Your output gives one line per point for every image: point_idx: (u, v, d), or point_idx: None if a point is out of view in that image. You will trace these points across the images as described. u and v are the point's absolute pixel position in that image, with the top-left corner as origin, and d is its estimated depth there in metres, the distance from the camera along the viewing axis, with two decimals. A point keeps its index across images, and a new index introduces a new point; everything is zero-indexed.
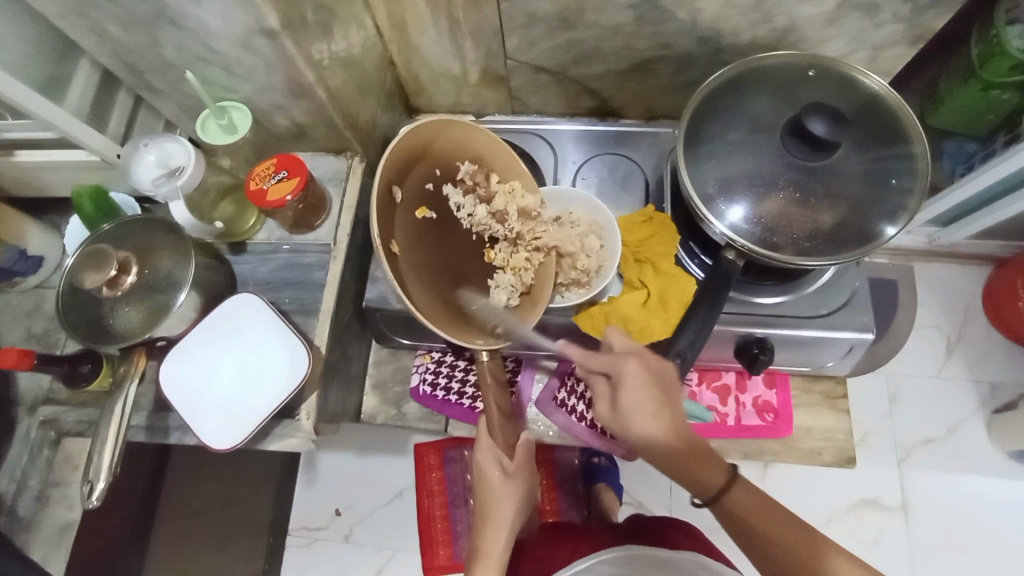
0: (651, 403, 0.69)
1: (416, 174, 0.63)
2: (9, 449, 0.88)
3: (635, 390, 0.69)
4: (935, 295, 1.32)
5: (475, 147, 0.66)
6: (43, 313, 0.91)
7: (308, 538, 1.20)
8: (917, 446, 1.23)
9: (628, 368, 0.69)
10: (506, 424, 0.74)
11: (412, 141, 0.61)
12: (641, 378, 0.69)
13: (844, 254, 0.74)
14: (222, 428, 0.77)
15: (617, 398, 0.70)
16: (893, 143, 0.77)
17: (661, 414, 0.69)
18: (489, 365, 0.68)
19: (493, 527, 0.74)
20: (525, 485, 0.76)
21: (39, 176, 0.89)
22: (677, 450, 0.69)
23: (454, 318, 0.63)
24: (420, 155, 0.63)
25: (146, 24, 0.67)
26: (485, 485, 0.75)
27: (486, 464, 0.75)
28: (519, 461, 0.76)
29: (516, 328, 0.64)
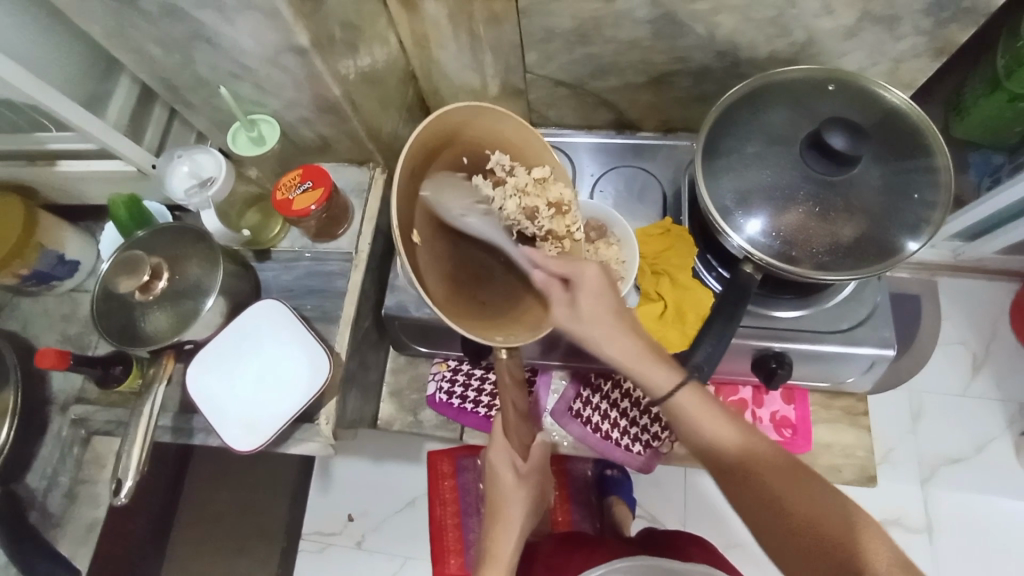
0: (612, 310, 0.65)
1: (440, 162, 0.62)
2: (41, 448, 0.91)
3: (592, 293, 0.64)
4: (959, 310, 1.29)
5: (506, 137, 0.65)
6: (78, 317, 0.95)
7: (321, 542, 1.22)
8: (943, 465, 1.20)
9: (587, 273, 0.63)
10: (521, 427, 0.74)
11: (440, 128, 0.61)
12: (598, 281, 0.64)
13: (863, 268, 0.74)
14: (243, 431, 0.79)
15: (579, 306, 0.64)
16: (914, 157, 0.77)
17: (616, 319, 0.66)
18: (507, 363, 0.64)
19: (504, 527, 0.75)
20: (536, 486, 0.76)
21: (78, 185, 0.93)
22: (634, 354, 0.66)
23: (473, 312, 0.62)
24: (444, 143, 0.62)
25: (183, 42, 0.71)
26: (497, 487, 0.75)
27: (501, 465, 0.75)
28: (531, 463, 0.76)
29: (540, 324, 0.63)
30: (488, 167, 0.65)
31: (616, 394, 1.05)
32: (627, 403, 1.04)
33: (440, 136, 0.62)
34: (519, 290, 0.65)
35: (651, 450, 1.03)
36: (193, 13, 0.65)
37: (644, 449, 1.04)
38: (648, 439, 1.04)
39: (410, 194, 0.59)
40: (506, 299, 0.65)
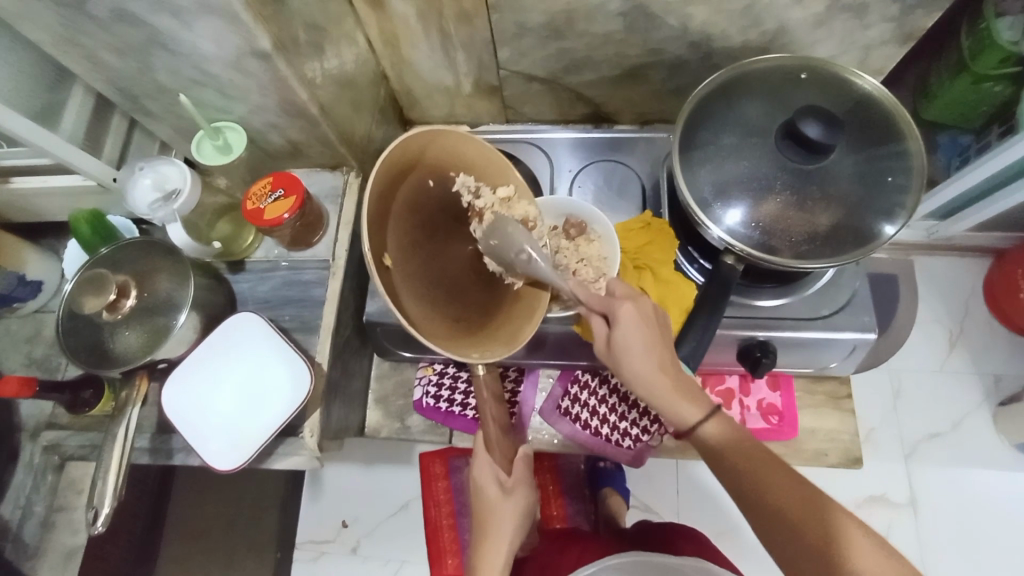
0: (648, 345, 0.70)
1: (407, 185, 0.61)
2: (13, 476, 0.88)
3: (629, 327, 0.70)
4: (935, 289, 1.32)
5: (470, 156, 0.65)
6: (44, 339, 0.91)
7: (316, 551, 1.19)
8: (924, 442, 1.23)
9: (625, 309, 0.69)
10: (502, 440, 0.75)
11: (404, 152, 0.60)
12: (638, 318, 0.70)
13: (842, 255, 0.74)
14: (224, 449, 0.76)
15: (614, 338, 0.71)
16: (887, 143, 0.77)
17: (656, 354, 0.70)
18: (485, 379, 0.71)
19: (492, 543, 0.72)
20: (524, 500, 0.75)
21: (36, 201, 0.89)
22: (663, 385, 0.70)
23: (450, 332, 0.61)
24: (410, 166, 0.61)
25: (140, 50, 0.68)
26: (482, 500, 0.74)
27: (485, 479, 0.74)
28: (516, 476, 0.75)
29: (515, 338, 0.63)
30: (454, 186, 0.65)
31: (604, 390, 1.04)
32: (616, 398, 1.04)
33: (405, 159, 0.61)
34: (491, 307, 0.65)
35: (641, 444, 1.03)
36: (148, 19, 0.62)
37: (634, 443, 1.04)
38: (637, 433, 1.04)
39: (379, 217, 0.58)
40: (481, 316, 0.64)
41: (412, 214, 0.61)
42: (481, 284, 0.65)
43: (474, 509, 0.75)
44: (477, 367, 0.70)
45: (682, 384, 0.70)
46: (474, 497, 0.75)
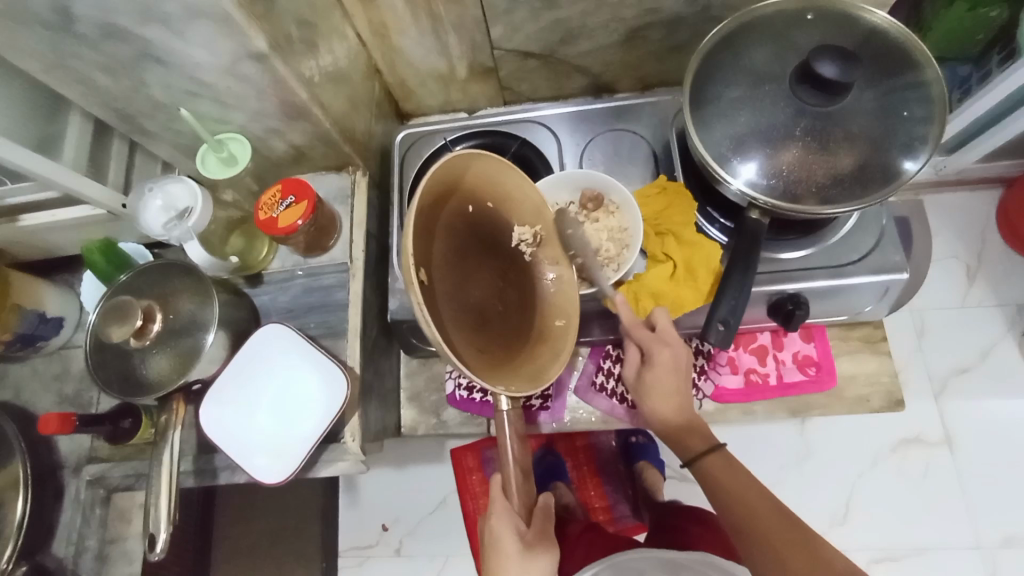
0: (670, 390, 0.77)
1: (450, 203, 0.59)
2: (59, 516, 0.87)
3: (658, 377, 0.76)
4: (947, 225, 1.31)
5: (510, 186, 0.63)
6: (73, 374, 0.90)
7: (357, 558, 1.23)
8: (954, 379, 1.22)
9: (661, 356, 0.75)
10: (522, 485, 0.66)
11: (453, 167, 0.58)
12: (668, 368, 0.76)
13: (869, 195, 0.73)
14: (269, 462, 0.76)
15: (643, 374, 0.78)
16: (903, 75, 0.75)
17: (673, 402, 0.78)
18: (509, 416, 0.62)
19: None
20: (545, 562, 0.67)
21: (44, 238, 0.87)
22: (677, 424, 0.79)
23: (477, 360, 0.57)
24: (454, 186, 0.59)
25: (133, 66, 0.66)
26: (497, 553, 0.68)
27: (505, 530, 0.67)
28: (536, 528, 0.68)
29: (538, 376, 0.60)
30: (493, 221, 0.63)
31: None
32: None
33: (452, 179, 0.59)
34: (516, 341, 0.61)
35: None
36: (141, 32, 0.61)
37: None
38: None
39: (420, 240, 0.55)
40: (506, 350, 0.60)
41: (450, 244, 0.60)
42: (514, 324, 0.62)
43: (490, 559, 0.68)
44: (499, 398, 0.62)
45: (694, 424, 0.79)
46: (490, 547, 0.69)
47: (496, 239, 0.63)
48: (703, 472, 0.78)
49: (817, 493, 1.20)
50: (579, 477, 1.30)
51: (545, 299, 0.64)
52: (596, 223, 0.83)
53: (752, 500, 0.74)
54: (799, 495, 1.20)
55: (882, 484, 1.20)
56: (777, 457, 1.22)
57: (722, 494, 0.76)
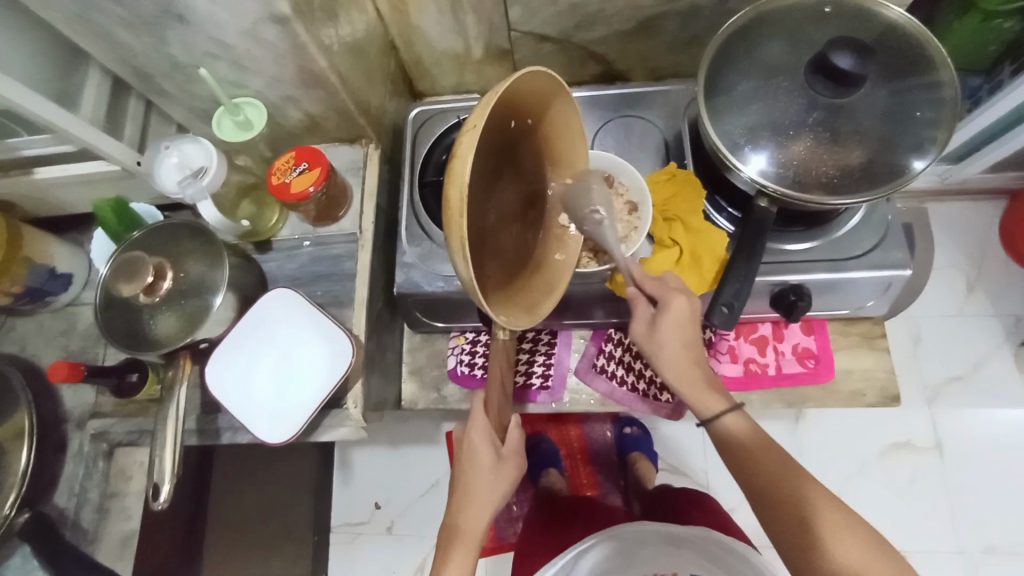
0: (686, 340, 0.72)
1: (498, 121, 0.58)
2: (60, 468, 0.87)
3: (675, 329, 0.71)
4: (949, 235, 1.32)
5: (550, 117, 0.63)
6: (79, 330, 0.91)
7: (350, 533, 1.25)
8: (948, 386, 1.23)
9: (677, 303, 0.71)
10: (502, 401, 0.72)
11: (513, 88, 0.55)
12: (684, 317, 0.71)
13: (877, 190, 0.73)
14: (272, 424, 0.77)
15: (656, 325, 0.72)
16: (915, 74, 0.76)
17: (690, 356, 0.73)
18: (502, 343, 0.68)
19: (478, 504, 0.69)
20: (513, 474, 0.71)
21: (55, 192, 0.87)
22: (695, 373, 0.73)
23: (487, 284, 0.59)
24: (507, 104, 0.57)
25: (154, 23, 0.66)
26: (470, 465, 0.70)
27: (480, 445, 0.70)
28: (511, 445, 0.72)
29: (534, 309, 0.64)
30: (528, 140, 0.63)
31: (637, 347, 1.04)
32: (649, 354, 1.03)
33: (509, 97, 0.56)
34: (518, 270, 0.64)
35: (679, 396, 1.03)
36: None
37: (672, 397, 1.03)
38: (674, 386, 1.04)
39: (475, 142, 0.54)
40: (511, 276, 0.63)
41: (489, 151, 0.59)
42: (518, 245, 0.65)
43: (461, 471, 0.70)
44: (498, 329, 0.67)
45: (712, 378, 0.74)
46: (462, 460, 0.71)
47: (524, 158, 0.64)
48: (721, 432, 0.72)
49: None
50: (571, 466, 1.33)
51: (549, 235, 0.68)
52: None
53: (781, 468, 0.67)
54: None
55: (872, 484, 1.21)
56: None
57: (746, 462, 0.69)
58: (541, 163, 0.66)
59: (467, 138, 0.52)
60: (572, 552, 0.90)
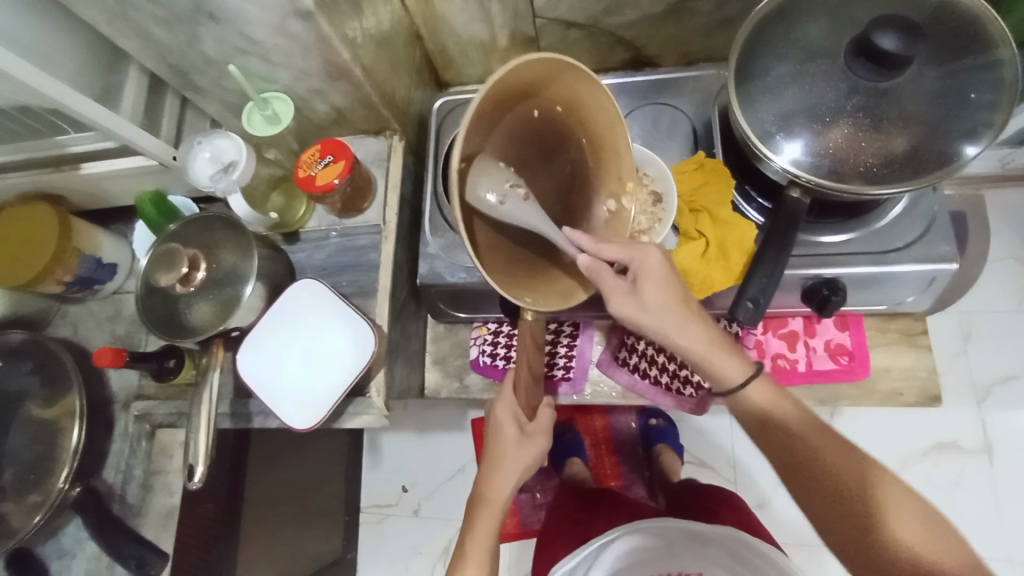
0: (674, 296, 0.66)
1: (514, 114, 0.59)
2: (109, 445, 0.94)
3: (660, 283, 0.66)
4: (1008, 224, 1.23)
5: (581, 99, 0.62)
6: (124, 316, 0.97)
7: (378, 514, 1.29)
8: (1000, 385, 1.16)
9: (651, 258, 0.66)
10: (532, 386, 0.71)
11: (519, 80, 0.56)
12: (664, 270, 0.66)
13: (921, 179, 0.69)
14: (299, 409, 0.80)
15: (637, 287, 0.66)
16: (971, 53, 0.70)
17: (689, 311, 0.68)
18: (531, 325, 0.65)
19: (502, 477, 0.71)
20: (539, 449, 0.72)
21: (101, 186, 0.92)
22: (698, 338, 0.68)
23: (509, 271, 0.62)
24: (520, 96, 0.59)
25: (187, 21, 0.68)
26: (497, 438, 0.72)
27: (505, 419, 0.72)
28: (538, 422, 0.73)
29: (569, 295, 0.65)
30: (555, 127, 0.63)
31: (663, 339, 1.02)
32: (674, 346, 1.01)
33: (520, 89, 0.58)
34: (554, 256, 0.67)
35: (703, 391, 1.01)
36: None
37: (696, 390, 1.02)
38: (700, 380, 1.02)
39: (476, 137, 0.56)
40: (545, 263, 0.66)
41: (510, 143, 0.61)
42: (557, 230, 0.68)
43: (488, 443, 0.73)
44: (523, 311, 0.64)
45: (722, 338, 0.69)
46: (490, 433, 0.73)
47: (560, 147, 0.65)
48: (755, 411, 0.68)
49: None
50: (596, 455, 1.32)
51: (594, 219, 0.68)
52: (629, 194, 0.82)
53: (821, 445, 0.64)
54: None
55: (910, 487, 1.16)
56: None
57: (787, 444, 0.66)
58: (576, 149, 0.65)
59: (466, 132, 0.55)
60: (594, 545, 0.91)
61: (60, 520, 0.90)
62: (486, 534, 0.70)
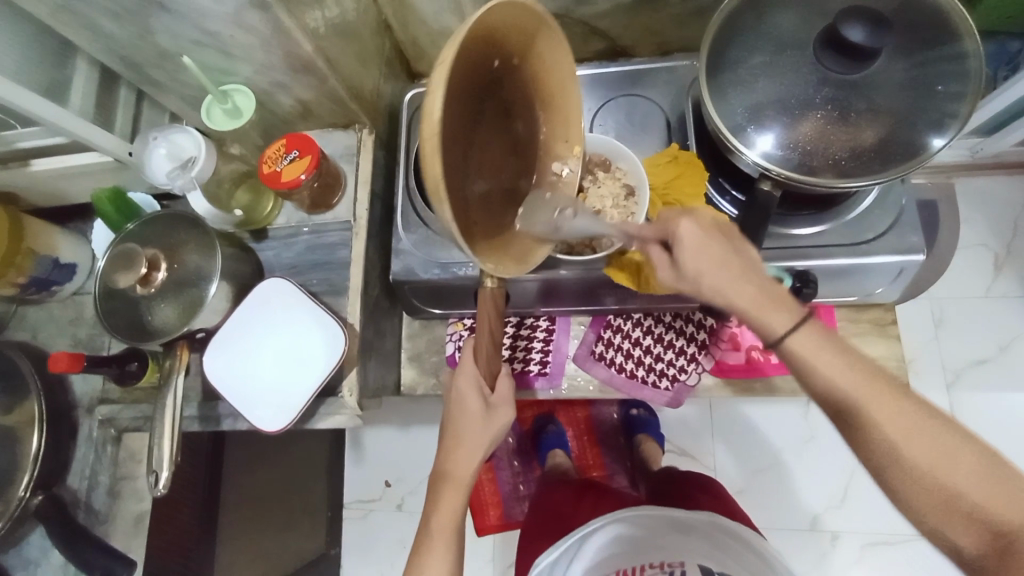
0: (719, 257, 0.58)
1: (481, 58, 0.55)
2: (73, 451, 0.91)
3: (697, 251, 0.58)
4: (979, 212, 1.25)
5: (540, 58, 0.61)
6: (85, 319, 0.93)
7: (362, 510, 1.27)
8: (969, 370, 1.19)
9: (683, 227, 0.58)
10: (492, 354, 0.68)
11: (492, 22, 0.54)
12: (700, 235, 0.59)
13: (889, 170, 0.69)
14: (269, 411, 0.78)
15: (677, 259, 0.59)
16: (938, 44, 0.70)
17: (731, 266, 0.59)
18: (490, 292, 0.63)
19: (466, 453, 0.69)
20: (503, 421, 0.70)
21: (56, 184, 0.88)
22: (754, 298, 0.58)
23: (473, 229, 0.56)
24: (489, 40, 0.55)
25: (137, 12, 0.65)
26: (460, 412, 0.69)
27: (467, 391, 0.69)
28: (500, 393, 0.70)
29: (524, 259, 0.62)
30: (515, 82, 0.61)
31: (638, 332, 1.04)
32: (650, 340, 1.03)
33: (491, 32, 0.54)
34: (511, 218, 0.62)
35: (679, 384, 1.03)
36: None
37: (672, 384, 1.03)
38: (675, 373, 1.03)
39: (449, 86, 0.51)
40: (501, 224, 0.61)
41: (476, 98, 0.57)
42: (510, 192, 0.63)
43: (449, 415, 0.70)
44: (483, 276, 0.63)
45: (771, 289, 0.58)
46: (451, 408, 0.70)
47: (515, 105, 0.62)
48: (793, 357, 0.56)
49: (814, 473, 1.20)
50: (579, 446, 1.33)
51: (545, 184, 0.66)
52: (601, 186, 0.80)
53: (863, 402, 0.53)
54: (795, 475, 1.20)
55: None
56: (779, 436, 1.22)
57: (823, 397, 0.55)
58: (532, 108, 0.64)
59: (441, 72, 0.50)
60: (574, 537, 0.87)
61: (24, 528, 0.88)
62: (451, 514, 0.68)
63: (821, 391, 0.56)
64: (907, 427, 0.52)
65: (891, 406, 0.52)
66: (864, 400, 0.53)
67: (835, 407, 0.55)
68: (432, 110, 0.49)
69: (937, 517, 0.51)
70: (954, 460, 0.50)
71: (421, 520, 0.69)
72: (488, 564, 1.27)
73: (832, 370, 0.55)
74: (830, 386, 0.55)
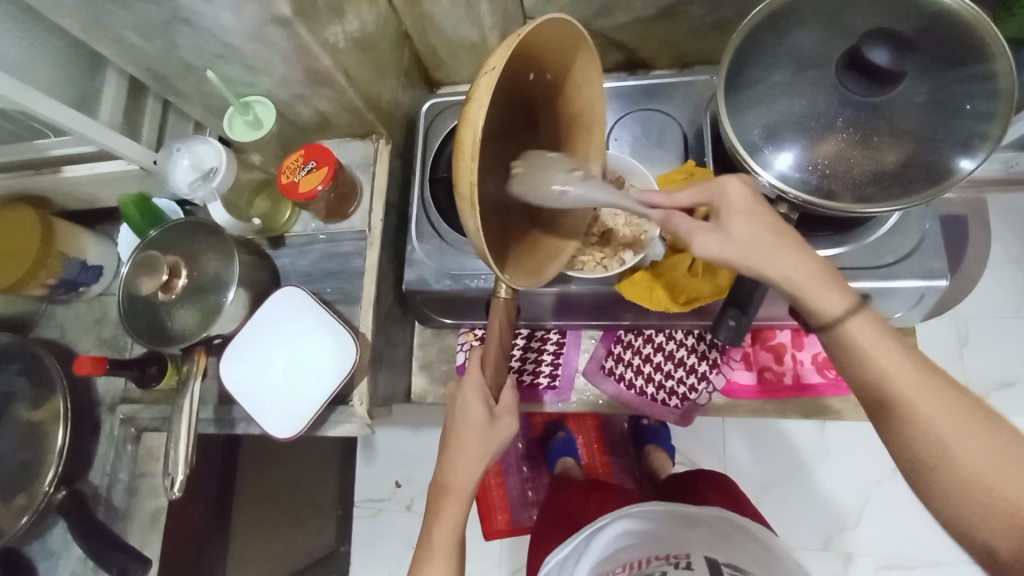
0: (769, 225, 0.57)
1: (519, 72, 0.55)
2: (96, 447, 0.95)
3: (747, 215, 0.57)
4: (1011, 228, 1.20)
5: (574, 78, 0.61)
6: (109, 319, 0.97)
7: (372, 509, 1.29)
8: (995, 392, 1.15)
9: (732, 196, 0.58)
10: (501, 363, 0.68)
11: (537, 37, 0.53)
12: (749, 202, 0.58)
13: (911, 196, 0.68)
14: (281, 417, 0.80)
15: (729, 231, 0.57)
16: (966, 63, 0.68)
17: (779, 236, 0.57)
18: (503, 303, 0.64)
19: (467, 464, 0.68)
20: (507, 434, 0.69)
21: (85, 190, 0.92)
22: (800, 264, 0.56)
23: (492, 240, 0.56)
24: (530, 53, 0.54)
25: (163, 27, 0.67)
26: (464, 421, 0.68)
27: (472, 400, 0.68)
28: (504, 404, 0.70)
29: (539, 272, 0.62)
30: (544, 96, 0.61)
31: (649, 349, 1.03)
32: (661, 357, 1.02)
33: (533, 45, 0.53)
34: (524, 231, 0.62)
35: (689, 402, 1.02)
36: None
37: (682, 402, 1.03)
38: (685, 392, 1.02)
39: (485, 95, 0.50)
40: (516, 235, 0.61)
41: (506, 108, 0.57)
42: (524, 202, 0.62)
43: (451, 424, 0.69)
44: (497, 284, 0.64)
45: (824, 268, 0.56)
46: (454, 417, 0.69)
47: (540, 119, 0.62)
48: (843, 336, 0.54)
49: (826, 493, 1.17)
50: (588, 454, 1.32)
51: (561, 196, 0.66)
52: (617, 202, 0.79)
53: (903, 378, 0.51)
54: (809, 494, 1.18)
55: (899, 491, 1.16)
56: (791, 455, 1.19)
57: (860, 363, 0.54)
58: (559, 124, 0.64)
59: (485, 82, 0.49)
60: (584, 534, 0.86)
61: (47, 521, 0.92)
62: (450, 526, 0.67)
63: (859, 369, 0.54)
64: (954, 417, 0.49)
65: (936, 393, 0.50)
66: (908, 385, 0.51)
67: (875, 388, 0.52)
68: (473, 117, 0.48)
69: (965, 511, 0.48)
70: (998, 456, 0.47)
71: (422, 531, 0.69)
72: (495, 568, 1.28)
73: (880, 352, 0.52)
74: (872, 368, 0.53)
